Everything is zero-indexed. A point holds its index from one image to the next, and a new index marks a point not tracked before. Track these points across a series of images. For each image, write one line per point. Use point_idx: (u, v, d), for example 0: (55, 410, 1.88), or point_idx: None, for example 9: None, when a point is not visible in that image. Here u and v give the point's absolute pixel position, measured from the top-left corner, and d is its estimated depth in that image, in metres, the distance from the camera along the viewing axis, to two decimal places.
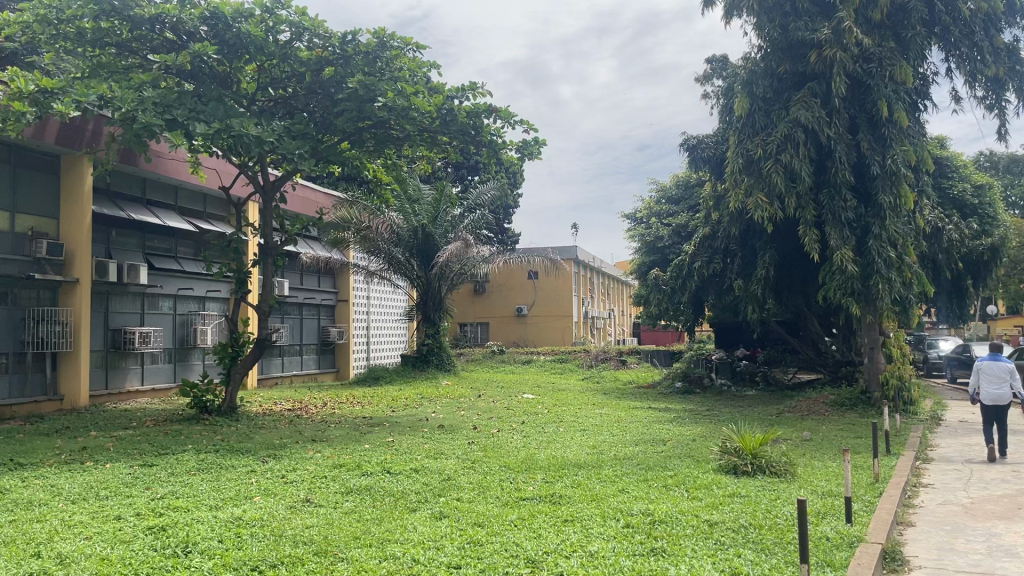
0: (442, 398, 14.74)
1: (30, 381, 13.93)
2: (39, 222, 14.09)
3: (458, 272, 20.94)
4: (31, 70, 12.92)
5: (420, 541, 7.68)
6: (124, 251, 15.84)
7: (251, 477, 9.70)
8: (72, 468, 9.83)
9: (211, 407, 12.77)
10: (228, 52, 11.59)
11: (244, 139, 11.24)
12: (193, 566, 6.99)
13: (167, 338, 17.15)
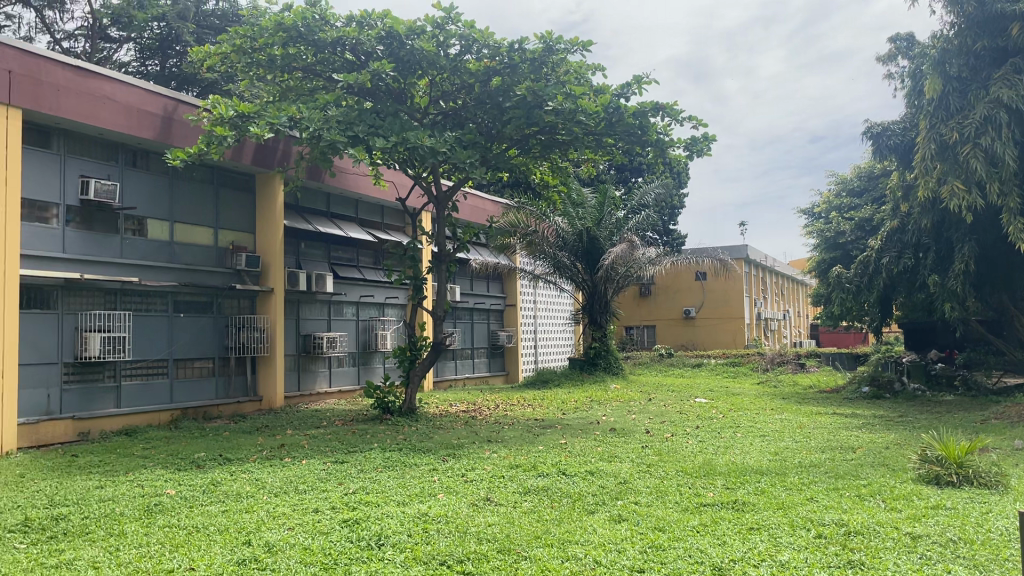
0: (614, 401, 14.65)
1: (234, 383, 15.20)
2: (238, 236, 15.39)
3: (624, 275, 20.78)
4: (230, 97, 14.14)
5: (600, 543, 7.65)
6: (312, 262, 16.96)
7: (433, 474, 10.06)
8: (273, 463, 10.61)
9: (392, 407, 13.39)
10: (403, 68, 12.16)
11: (420, 151, 11.76)
12: (386, 558, 7.33)
13: (352, 343, 18.17)
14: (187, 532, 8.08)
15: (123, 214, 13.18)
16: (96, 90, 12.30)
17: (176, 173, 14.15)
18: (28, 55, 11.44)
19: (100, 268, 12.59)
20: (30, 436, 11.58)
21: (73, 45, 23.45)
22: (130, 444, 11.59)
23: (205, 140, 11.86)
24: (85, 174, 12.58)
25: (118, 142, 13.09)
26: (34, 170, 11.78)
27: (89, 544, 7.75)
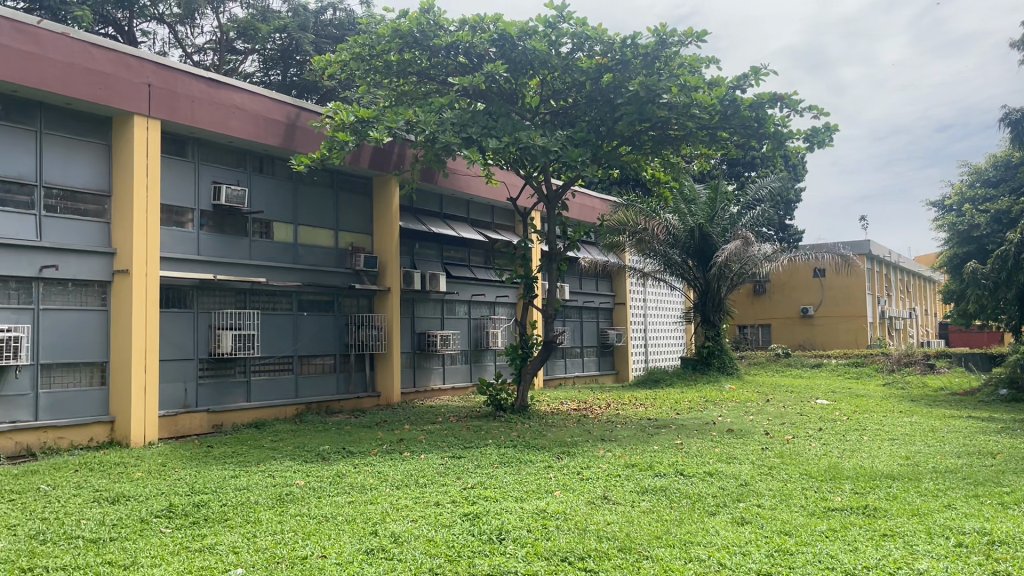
0: (730, 402, 14.32)
1: (353, 379, 15.73)
2: (357, 238, 15.91)
3: (738, 272, 20.23)
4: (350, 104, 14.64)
5: (724, 545, 7.50)
6: (425, 262, 17.37)
7: (549, 471, 10.10)
8: (394, 457, 10.91)
9: (505, 404, 13.53)
10: (515, 69, 12.28)
11: (532, 150, 11.85)
12: (508, 553, 7.42)
13: (464, 341, 18.47)
14: (317, 521, 8.43)
15: (251, 217, 13.87)
16: (226, 100, 12.98)
17: (299, 177, 14.76)
18: (166, 69, 12.18)
19: (231, 269, 13.31)
20: (170, 427, 12.37)
21: (203, 59, 24.81)
22: (259, 437, 12.18)
23: (327, 145, 12.34)
24: (217, 180, 13.32)
25: (246, 149, 13.78)
26: (171, 178, 12.59)
27: (228, 530, 8.20)
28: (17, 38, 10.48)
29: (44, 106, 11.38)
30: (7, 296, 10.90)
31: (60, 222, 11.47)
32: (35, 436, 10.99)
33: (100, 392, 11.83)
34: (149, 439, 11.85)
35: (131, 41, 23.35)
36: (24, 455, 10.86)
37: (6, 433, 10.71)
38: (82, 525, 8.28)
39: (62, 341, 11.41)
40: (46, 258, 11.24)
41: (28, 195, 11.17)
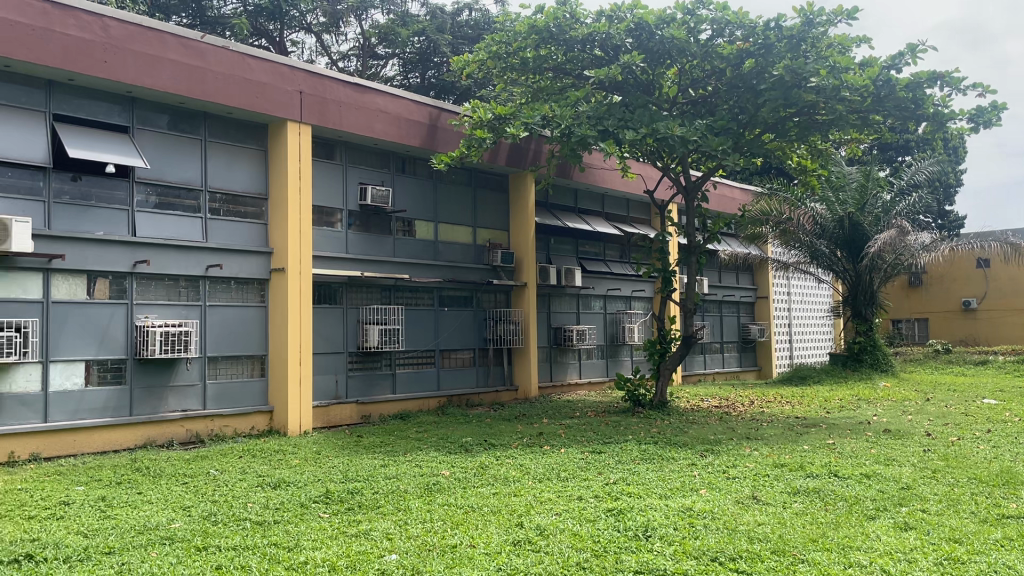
0: (886, 401, 13.54)
1: (493, 373, 15.99)
2: (494, 234, 16.16)
3: (891, 264, 19.15)
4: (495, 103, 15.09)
5: (886, 551, 7.09)
6: (560, 257, 17.45)
7: (693, 469, 9.88)
8: (535, 450, 11.01)
9: (644, 400, 13.40)
10: (652, 59, 12.20)
11: (670, 141, 11.66)
12: (656, 550, 7.31)
13: (600, 336, 18.41)
14: (464, 511, 8.63)
15: (395, 217, 14.37)
16: (370, 103, 13.47)
17: (439, 177, 15.16)
18: (316, 76, 12.79)
19: (378, 267, 13.83)
20: (322, 417, 13.02)
21: (347, 65, 25.88)
22: (405, 428, 12.61)
23: (466, 143, 12.64)
24: (363, 182, 13.89)
25: (390, 151, 14.27)
26: (321, 180, 13.24)
27: (381, 517, 8.54)
28: (183, 53, 11.33)
29: (208, 116, 12.21)
30: (179, 293, 11.79)
31: (223, 224, 12.29)
32: (203, 424, 11.85)
33: (259, 383, 12.61)
34: (304, 428, 12.52)
35: (283, 51, 24.68)
36: (194, 441, 11.73)
37: (179, 420, 11.61)
38: (248, 508, 8.85)
39: (226, 336, 12.24)
40: (211, 257, 12.06)
41: (195, 199, 12.03)
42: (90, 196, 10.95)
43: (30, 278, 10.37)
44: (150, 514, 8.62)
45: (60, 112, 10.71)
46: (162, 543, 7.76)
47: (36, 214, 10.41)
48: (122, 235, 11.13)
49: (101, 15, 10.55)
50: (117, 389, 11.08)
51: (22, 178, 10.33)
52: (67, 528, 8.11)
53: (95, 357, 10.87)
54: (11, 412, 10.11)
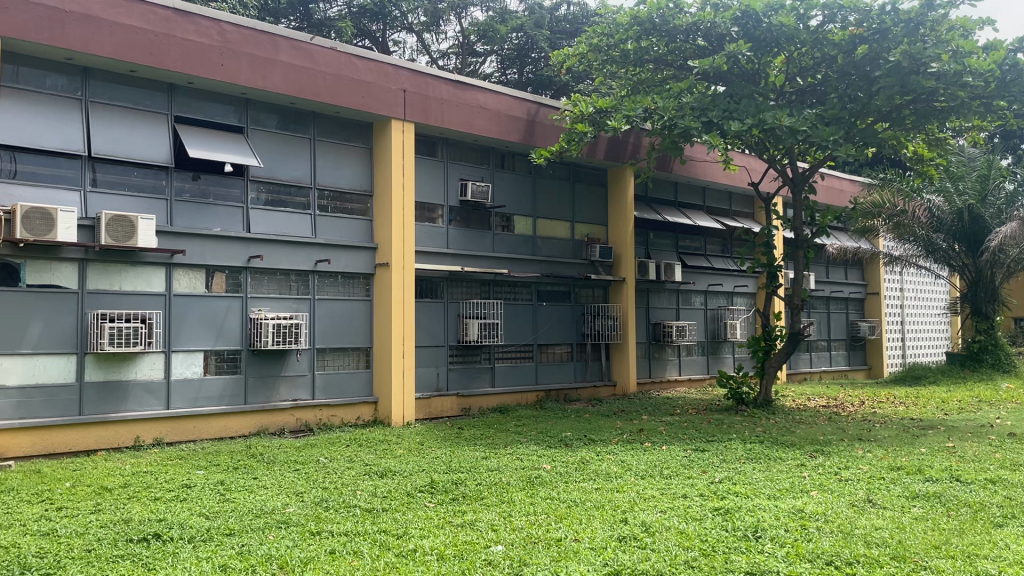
0: (1010, 403, 12.81)
1: (591, 368, 15.94)
2: (592, 229, 16.11)
3: (1015, 258, 18.03)
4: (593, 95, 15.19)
5: (1017, 560, 6.70)
6: (660, 252, 17.25)
7: (803, 470, 9.59)
8: (635, 446, 10.92)
9: (747, 399, 13.11)
10: (760, 49, 11.87)
11: (778, 132, 11.38)
12: (767, 552, 7.12)
13: (701, 332, 18.10)
14: (567, 505, 8.63)
15: (495, 212, 14.52)
16: (471, 100, 13.62)
17: (538, 172, 15.21)
18: (419, 75, 13.02)
19: (478, 261, 13.99)
20: (424, 409, 13.30)
21: (446, 64, 26.25)
22: (504, 421, 12.73)
23: (566, 137, 12.80)
24: (464, 178, 14.08)
25: (490, 147, 14.41)
26: (424, 177, 13.50)
27: (486, 508, 8.64)
28: (294, 55, 11.73)
29: (316, 115, 12.62)
30: (290, 287, 12.24)
31: (331, 220, 12.68)
32: (312, 413, 12.29)
33: (364, 374, 12.97)
34: (406, 420, 12.82)
35: (385, 50, 25.24)
36: (303, 430, 12.18)
37: (289, 409, 12.08)
38: (357, 495, 9.11)
39: (334, 328, 12.64)
40: (320, 253, 12.46)
41: (304, 196, 12.45)
42: (208, 194, 11.49)
43: (154, 272, 10.97)
44: (266, 498, 8.99)
45: (181, 114, 11.30)
46: (279, 526, 8.07)
47: (159, 212, 11.01)
48: (237, 231, 11.64)
49: (219, 20, 11.03)
50: (233, 378, 11.61)
51: (146, 177, 10.95)
52: (190, 509, 8.54)
53: (213, 347, 11.43)
54: (137, 398, 10.74)
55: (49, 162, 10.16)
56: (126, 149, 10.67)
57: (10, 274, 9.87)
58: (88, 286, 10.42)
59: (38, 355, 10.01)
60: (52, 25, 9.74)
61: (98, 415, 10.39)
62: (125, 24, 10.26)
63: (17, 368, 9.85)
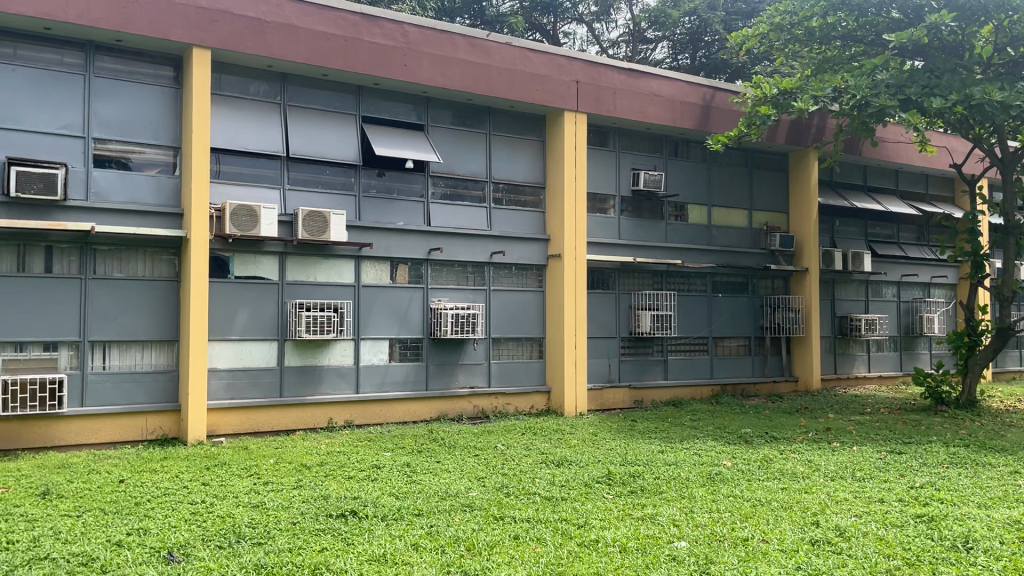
0: None
1: (770, 362, 15.32)
2: (771, 217, 15.47)
3: None
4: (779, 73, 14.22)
5: None
6: (846, 240, 16.29)
7: (1018, 478, 8.74)
8: (823, 446, 10.38)
9: (947, 399, 12.13)
10: (965, 18, 11.19)
11: (987, 108, 10.60)
12: (980, 564, 6.54)
13: (892, 326, 16.94)
14: (752, 504, 8.33)
15: (668, 201, 14.27)
16: (645, 88, 13.44)
17: (713, 159, 14.79)
18: (593, 65, 12.99)
19: (650, 251, 13.81)
20: (596, 400, 13.31)
21: (617, 52, 26.09)
22: (679, 415, 12.51)
23: (747, 120, 12.51)
24: (637, 167, 13.94)
25: (664, 134, 14.17)
26: (596, 167, 13.50)
27: (666, 503, 8.51)
28: (472, 52, 12.02)
29: (492, 110, 12.89)
30: (467, 278, 12.60)
31: (505, 213, 12.93)
32: (488, 401, 12.61)
33: (538, 364, 13.14)
34: (579, 410, 12.91)
35: (556, 43, 25.42)
36: (480, 416, 12.53)
37: (467, 397, 12.46)
38: (537, 483, 9.26)
39: (509, 319, 12.91)
40: (495, 245, 12.73)
41: (481, 190, 12.77)
42: (393, 190, 12.03)
43: (344, 264, 11.64)
44: (450, 481, 9.31)
45: (367, 114, 11.90)
46: (464, 509, 8.34)
47: (348, 208, 11.66)
48: (419, 225, 12.11)
49: (402, 22, 11.49)
50: (416, 365, 12.13)
51: (337, 175, 11.63)
52: (381, 488, 9.00)
53: (397, 336, 11.99)
54: (330, 382, 11.46)
55: (253, 163, 11.01)
56: (318, 149, 11.37)
57: (221, 267, 10.80)
58: (286, 278, 11.21)
59: (245, 341, 10.91)
60: (256, 35, 10.53)
61: (296, 397, 11.19)
62: (318, 31, 10.91)
63: (227, 352, 10.78)
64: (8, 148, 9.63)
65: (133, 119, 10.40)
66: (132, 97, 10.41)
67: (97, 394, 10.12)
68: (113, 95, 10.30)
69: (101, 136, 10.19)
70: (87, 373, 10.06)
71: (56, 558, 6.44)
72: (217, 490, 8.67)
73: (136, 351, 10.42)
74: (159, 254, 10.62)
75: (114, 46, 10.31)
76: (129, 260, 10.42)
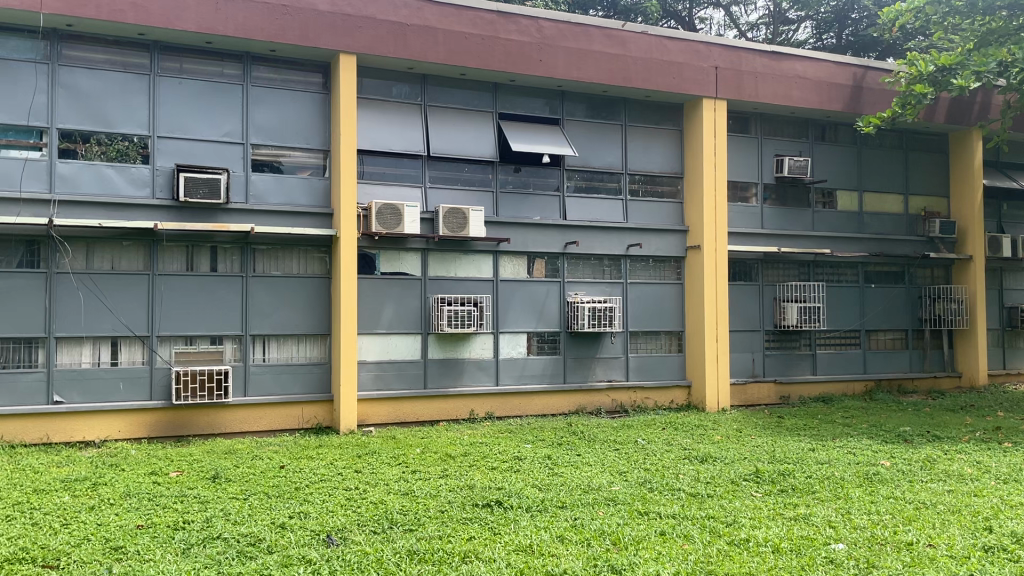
0: None
1: (929, 357, 14.36)
2: (929, 201, 14.53)
3: None
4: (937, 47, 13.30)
5: None
6: (1016, 225, 15.07)
7: None
8: (992, 447, 9.65)
9: None
10: None
11: None
12: None
13: None
14: (915, 507, 7.84)
15: (815, 187, 13.67)
16: (788, 70, 12.90)
17: (864, 142, 14.05)
18: (732, 50, 12.62)
19: (797, 241, 13.26)
20: (740, 395, 12.92)
21: (756, 36, 25.23)
22: (829, 412, 11.96)
23: (901, 101, 11.82)
24: (781, 153, 13.43)
25: (809, 118, 13.59)
26: (736, 155, 13.10)
27: (820, 503, 8.15)
28: (607, 43, 11.93)
29: (628, 101, 12.75)
30: (604, 272, 12.54)
31: (642, 205, 12.77)
32: (627, 395, 12.50)
33: (677, 358, 12.91)
34: (722, 405, 12.59)
35: (692, 29, 24.85)
36: (619, 410, 12.44)
37: (605, 390, 12.40)
38: (681, 478, 9.09)
39: (647, 312, 12.74)
40: (632, 237, 12.60)
41: (617, 182, 12.66)
42: (529, 185, 12.14)
43: (483, 259, 11.85)
44: (592, 475, 9.30)
45: (503, 111, 12.05)
46: (607, 503, 8.30)
47: (486, 204, 11.86)
48: (555, 219, 12.15)
49: (537, 17, 11.55)
50: (553, 358, 12.20)
51: (475, 172, 11.85)
52: (524, 480, 9.09)
53: (535, 329, 12.10)
54: (471, 375, 11.71)
55: (396, 163, 11.39)
56: (458, 147, 11.62)
57: (368, 263, 11.25)
58: (429, 273, 11.54)
59: (391, 334, 11.32)
60: (397, 38, 10.86)
61: (439, 388, 11.50)
62: (456, 31, 11.13)
63: (374, 345, 11.22)
64: (177, 156, 10.40)
65: (286, 125, 10.99)
66: (284, 104, 11.00)
67: (258, 385, 10.77)
68: (267, 102, 10.90)
69: (258, 141, 10.82)
70: (249, 365, 10.73)
71: (227, 538, 6.89)
72: (369, 477, 9.04)
73: (292, 344, 11.04)
74: (311, 252, 11.18)
75: (268, 56, 10.92)
76: (285, 259, 11.03)
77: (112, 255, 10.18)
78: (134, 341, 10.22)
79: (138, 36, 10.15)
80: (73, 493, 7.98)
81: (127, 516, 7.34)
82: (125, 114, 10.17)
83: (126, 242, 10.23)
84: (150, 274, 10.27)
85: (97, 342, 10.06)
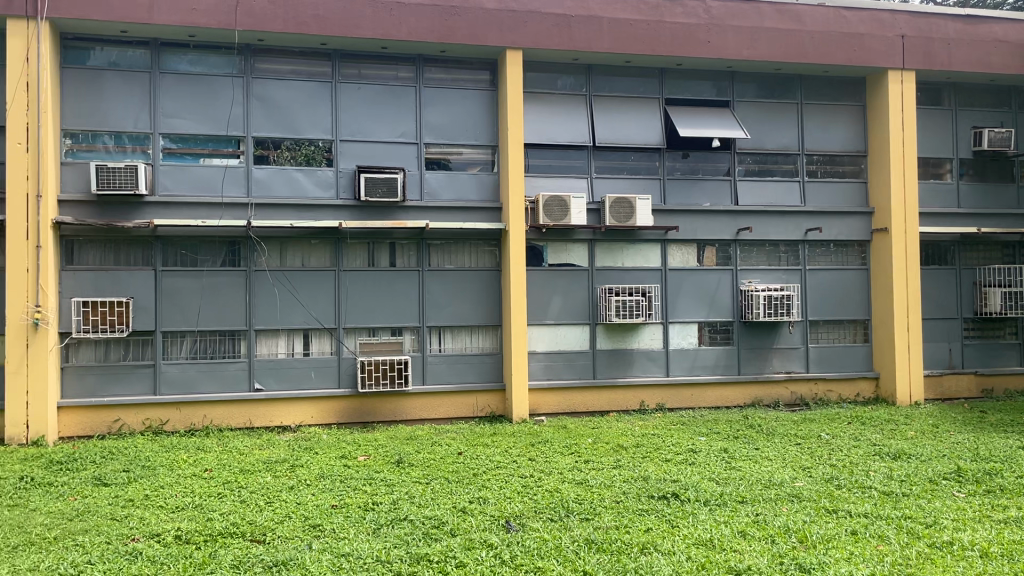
0: None
1: None
2: None
3: None
4: None
5: None
6: None
7: None
8: None
9: None
10: None
11: None
12: None
13: None
14: None
15: (1019, 161, 12.47)
16: (986, 35, 11.82)
17: None
18: (920, 17, 11.74)
19: (999, 220, 12.14)
20: (935, 388, 11.99)
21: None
22: None
23: None
24: (979, 125, 12.35)
25: (1011, 85, 12.41)
26: (926, 129, 12.16)
27: None
28: (780, 19, 11.41)
29: (803, 78, 12.14)
30: (779, 258, 12.02)
31: (820, 187, 12.11)
32: (808, 387, 11.94)
33: (863, 349, 12.16)
34: (914, 398, 11.73)
35: None
36: (798, 403, 11.91)
37: (783, 382, 11.90)
38: (871, 475, 8.56)
39: (828, 299, 12.09)
40: (810, 221, 11.98)
41: (792, 163, 12.08)
42: (698, 170, 11.83)
43: (651, 248, 11.69)
44: (773, 469, 8.94)
45: (670, 96, 11.82)
46: (791, 500, 7.95)
47: (654, 192, 11.69)
48: (726, 205, 11.77)
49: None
50: (726, 349, 11.84)
51: (641, 161, 11.70)
52: (700, 472, 8.90)
53: (707, 319, 11.79)
54: (641, 365, 11.59)
55: (562, 155, 11.46)
56: (624, 136, 11.52)
57: (537, 256, 11.40)
58: (597, 264, 11.54)
59: (560, 325, 11.42)
60: (562, 30, 10.91)
61: (609, 378, 11.49)
62: (621, 18, 11.01)
63: (545, 335, 11.37)
64: (358, 157, 10.98)
65: (457, 123, 11.33)
66: (455, 103, 11.34)
67: (436, 375, 11.19)
68: (439, 102, 11.29)
69: (431, 140, 11.22)
70: (427, 355, 11.17)
71: (414, 519, 7.23)
72: (543, 465, 9.18)
73: (466, 335, 11.40)
74: (482, 246, 11.47)
75: (439, 57, 11.29)
76: (457, 253, 11.39)
77: (303, 253, 10.91)
78: (323, 333, 10.93)
79: (320, 46, 10.79)
80: (275, 474, 8.65)
81: (322, 496, 7.87)
82: (311, 120, 10.85)
83: (314, 241, 10.93)
84: (336, 271, 10.93)
85: (291, 334, 10.84)
